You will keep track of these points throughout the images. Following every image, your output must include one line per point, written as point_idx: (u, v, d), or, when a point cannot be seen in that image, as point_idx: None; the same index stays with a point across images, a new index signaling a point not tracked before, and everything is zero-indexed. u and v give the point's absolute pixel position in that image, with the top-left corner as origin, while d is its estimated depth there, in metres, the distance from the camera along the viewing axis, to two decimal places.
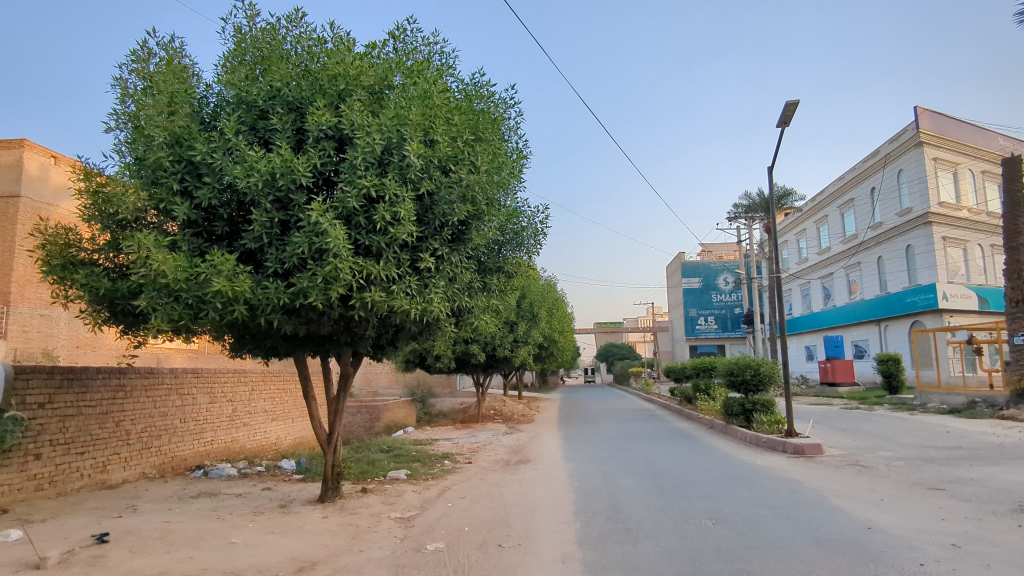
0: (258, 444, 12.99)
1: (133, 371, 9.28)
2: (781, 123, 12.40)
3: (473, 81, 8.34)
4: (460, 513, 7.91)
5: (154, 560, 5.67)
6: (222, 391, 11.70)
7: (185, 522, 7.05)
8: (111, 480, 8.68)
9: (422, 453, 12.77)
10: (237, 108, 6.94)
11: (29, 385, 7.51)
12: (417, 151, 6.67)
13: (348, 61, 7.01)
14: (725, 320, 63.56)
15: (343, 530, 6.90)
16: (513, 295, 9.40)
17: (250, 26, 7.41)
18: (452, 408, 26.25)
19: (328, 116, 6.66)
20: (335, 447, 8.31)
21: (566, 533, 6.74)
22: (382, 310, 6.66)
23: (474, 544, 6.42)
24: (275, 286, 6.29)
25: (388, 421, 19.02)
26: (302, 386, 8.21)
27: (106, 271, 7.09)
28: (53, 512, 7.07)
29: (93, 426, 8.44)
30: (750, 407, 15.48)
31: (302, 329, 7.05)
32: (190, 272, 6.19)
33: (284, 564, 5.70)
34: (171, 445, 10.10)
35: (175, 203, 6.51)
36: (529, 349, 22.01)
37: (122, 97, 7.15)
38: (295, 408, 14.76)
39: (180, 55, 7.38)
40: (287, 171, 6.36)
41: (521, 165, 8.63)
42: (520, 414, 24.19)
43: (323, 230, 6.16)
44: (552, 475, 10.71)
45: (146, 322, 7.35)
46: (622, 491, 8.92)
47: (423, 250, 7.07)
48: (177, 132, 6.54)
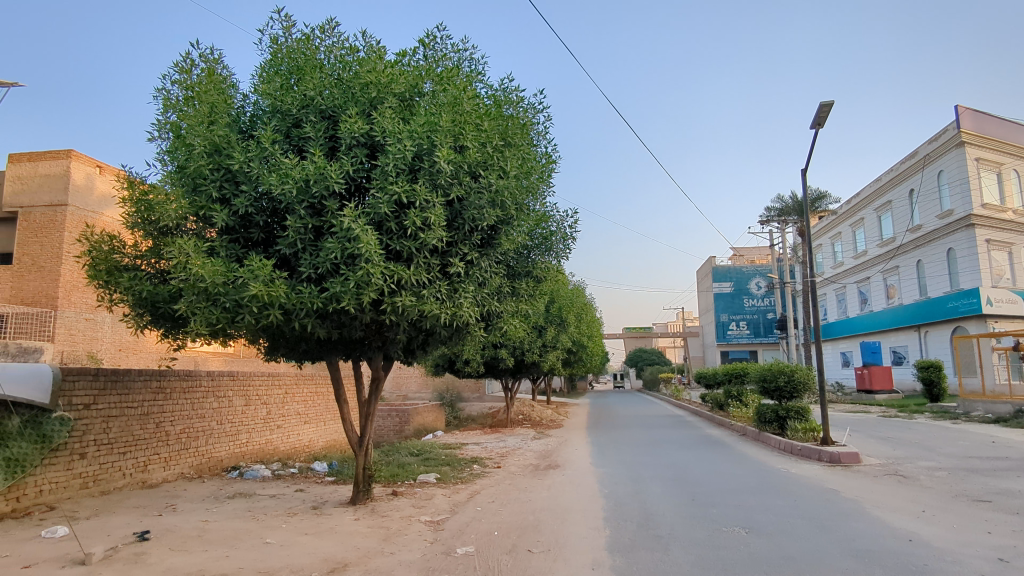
0: (292, 446, 13.22)
1: (173, 374, 9.55)
2: (815, 125, 12.18)
3: (503, 86, 8.37)
4: (489, 517, 7.92)
5: (192, 557, 5.81)
6: (257, 394, 11.95)
7: (221, 522, 7.21)
8: (151, 479, 8.93)
9: (451, 457, 12.83)
10: (273, 117, 7.12)
11: (76, 386, 7.79)
12: (447, 157, 6.73)
13: (380, 69, 7.11)
14: (757, 325, 62.42)
15: (374, 532, 6.97)
16: (542, 300, 9.39)
17: (286, 37, 7.60)
18: (480, 412, 26.31)
19: (360, 123, 6.77)
20: (366, 450, 8.40)
21: (596, 539, 6.69)
22: (412, 314, 6.73)
23: (504, 549, 6.42)
24: (308, 291, 6.40)
25: (417, 425, 19.17)
26: (335, 389, 8.33)
27: (148, 276, 7.32)
28: (96, 510, 7.31)
29: (135, 427, 8.70)
30: (784, 414, 15.20)
31: (335, 333, 7.17)
32: (228, 277, 6.36)
33: (317, 565, 5.78)
34: (208, 446, 10.35)
35: (213, 210, 6.70)
36: (557, 354, 21.96)
37: (164, 108, 7.40)
38: (327, 411, 14.99)
39: (219, 66, 7.60)
40: (321, 178, 6.49)
41: (549, 170, 8.64)
42: (549, 419, 24.13)
43: (355, 236, 6.25)
44: (581, 480, 10.66)
45: (186, 325, 7.56)
46: (653, 498, 8.81)
47: (453, 255, 7.13)
48: (217, 141, 6.74)
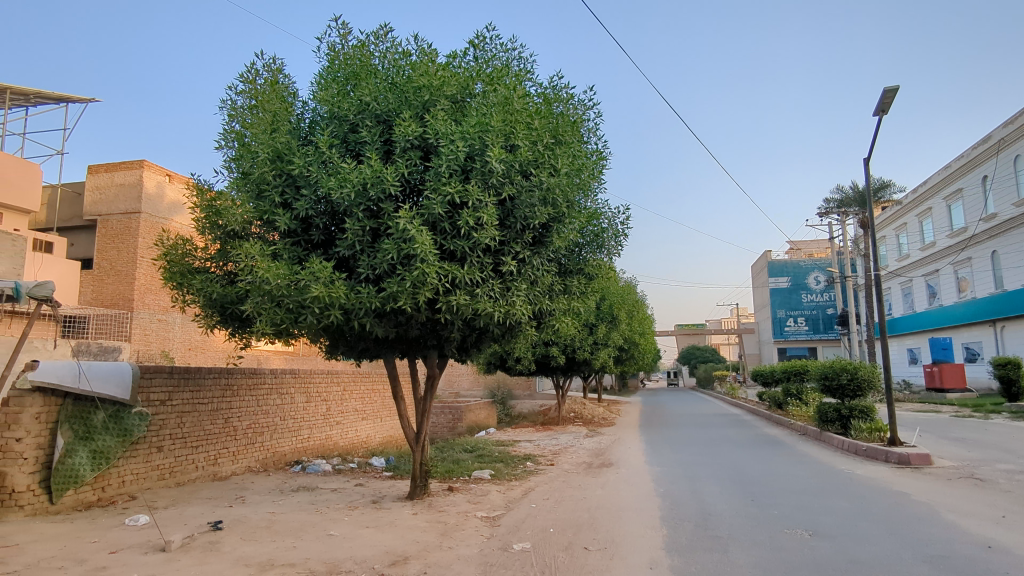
0: (351, 442, 13.63)
1: (240, 372, 10.00)
2: (879, 112, 11.67)
3: (553, 84, 8.34)
4: (545, 514, 7.96)
5: (262, 547, 6.08)
6: (318, 391, 12.37)
7: (287, 514, 7.50)
8: (222, 472, 9.38)
9: (504, 453, 12.94)
10: (331, 123, 7.35)
11: (153, 383, 8.24)
12: (499, 157, 6.78)
13: (432, 71, 7.23)
14: (816, 322, 60.20)
15: (432, 527, 7.11)
16: (594, 297, 9.34)
17: (342, 44, 7.83)
18: (532, 410, 26.38)
19: (414, 126, 6.92)
20: (423, 446, 8.57)
21: (654, 539, 6.62)
22: (467, 313, 6.83)
23: (560, 546, 6.43)
24: (367, 291, 6.59)
25: (470, 422, 19.42)
26: (392, 387, 8.51)
27: (217, 278, 7.69)
28: (173, 500, 7.74)
29: (205, 422, 9.15)
30: (847, 413, 14.64)
31: (392, 332, 7.34)
32: (291, 279, 6.61)
33: (379, 557, 5.95)
34: (272, 441, 10.78)
35: (277, 214, 6.98)
36: (609, 352, 21.80)
37: (229, 117, 7.75)
38: (384, 408, 15.36)
39: (281, 75, 7.90)
40: (377, 181, 6.66)
41: (600, 166, 8.58)
42: (601, 417, 23.99)
43: (411, 236, 6.38)
44: (636, 479, 10.57)
45: (252, 326, 7.90)
46: (710, 498, 8.65)
47: (505, 253, 7.20)
48: (279, 148, 7.01)
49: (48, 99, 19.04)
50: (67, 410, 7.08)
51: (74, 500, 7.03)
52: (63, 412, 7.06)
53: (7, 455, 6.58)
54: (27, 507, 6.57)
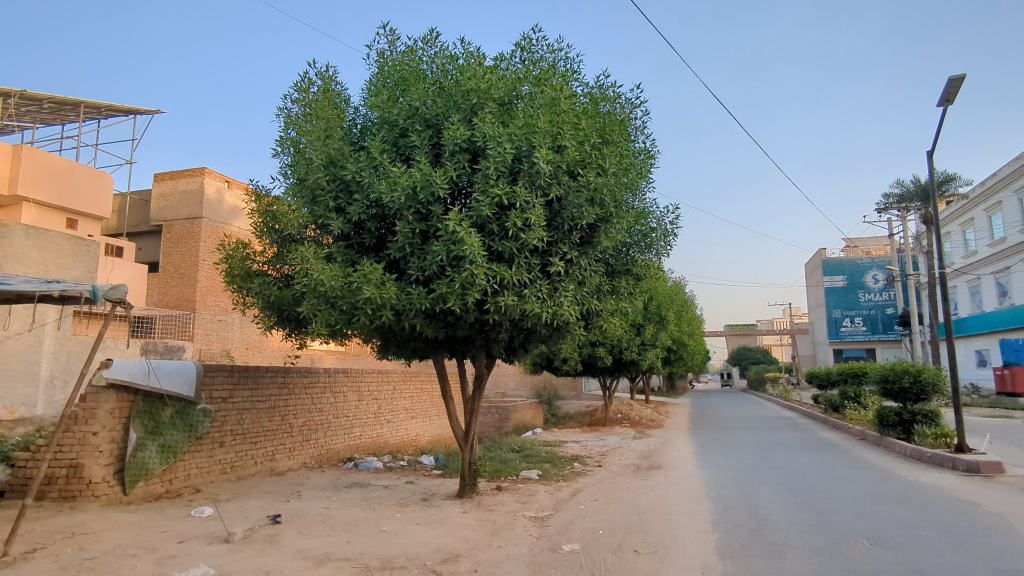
0: (400, 440, 13.90)
1: (295, 370, 10.33)
2: (944, 102, 11.13)
3: (600, 83, 8.28)
4: (593, 516, 7.92)
5: (318, 541, 6.27)
6: (369, 389, 12.65)
7: (341, 509, 7.71)
8: (279, 467, 9.73)
9: (552, 454, 12.95)
10: (382, 128, 7.53)
11: (215, 381, 8.59)
12: (547, 157, 6.80)
13: (480, 75, 7.30)
14: (874, 321, 57.83)
15: (482, 525, 7.19)
16: (642, 297, 9.23)
17: (391, 50, 8.00)
18: (579, 410, 26.28)
19: (462, 130, 7.00)
20: (471, 445, 8.68)
21: (706, 543, 6.51)
22: (515, 313, 6.87)
23: (610, 548, 6.40)
24: (417, 293, 6.73)
25: (517, 422, 19.50)
26: (442, 386, 8.63)
27: (274, 281, 7.97)
28: (234, 493, 8.07)
29: (264, 419, 9.50)
30: (910, 417, 14.01)
31: (442, 332, 7.45)
32: (344, 281, 6.79)
33: (430, 554, 6.05)
34: (326, 438, 11.09)
35: (331, 218, 7.20)
36: (657, 353, 21.51)
37: (285, 125, 8.02)
38: (433, 407, 15.60)
39: (333, 82, 8.12)
40: (427, 185, 6.76)
41: (648, 165, 8.48)
42: (649, 418, 23.71)
43: (460, 238, 6.46)
44: (686, 482, 10.39)
45: (307, 326, 8.15)
46: (764, 503, 8.44)
47: (553, 254, 7.21)
48: (332, 154, 7.22)
49: (119, 111, 20.11)
50: (138, 406, 7.49)
51: (145, 492, 7.43)
52: (135, 408, 7.47)
53: (84, 448, 7.00)
54: (102, 497, 7.01)
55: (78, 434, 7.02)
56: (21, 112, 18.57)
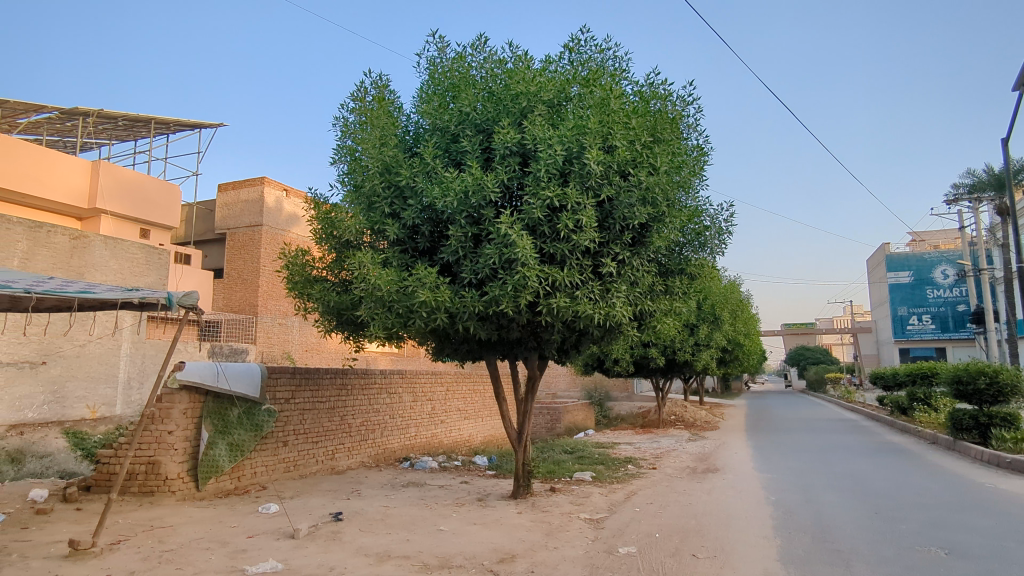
0: (454, 440, 14.10)
1: (353, 372, 10.61)
2: (1020, 86, 10.48)
3: (651, 81, 8.16)
4: (649, 519, 7.83)
5: (379, 539, 6.44)
6: (423, 390, 12.88)
7: (400, 508, 7.89)
8: (338, 466, 10.04)
9: (605, 456, 12.86)
10: (434, 134, 7.67)
11: (278, 382, 8.93)
12: (597, 158, 6.77)
13: (529, 78, 7.33)
14: (945, 319, 54.81)
15: (537, 526, 7.22)
16: (696, 297, 9.05)
17: (441, 58, 8.14)
18: (631, 412, 25.98)
19: (512, 133, 7.05)
20: (525, 446, 8.73)
21: (768, 549, 6.34)
22: (567, 315, 6.86)
23: (667, 552, 6.32)
24: (470, 296, 6.82)
25: (569, 424, 19.46)
26: (495, 388, 8.68)
27: (334, 286, 8.24)
28: (298, 491, 8.37)
29: (324, 419, 9.82)
30: (986, 421, 13.22)
31: (495, 334, 7.51)
32: (400, 285, 6.96)
33: (488, 554, 6.12)
34: (383, 438, 11.36)
35: (387, 224, 7.39)
36: (712, 353, 21.03)
37: (342, 134, 8.26)
38: (485, 408, 15.73)
39: (387, 91, 8.32)
40: (478, 189, 6.84)
41: (701, 163, 8.32)
42: (703, 420, 23.21)
43: (512, 241, 6.52)
44: (744, 486, 10.13)
45: (365, 329, 8.37)
46: (828, 509, 8.15)
47: (605, 255, 7.18)
48: (387, 161, 7.43)
49: (185, 125, 21.14)
50: (208, 406, 7.86)
51: (216, 488, 7.80)
52: (206, 408, 7.84)
53: (161, 446, 7.42)
54: (178, 493, 7.41)
55: (155, 433, 7.44)
56: (99, 130, 19.80)
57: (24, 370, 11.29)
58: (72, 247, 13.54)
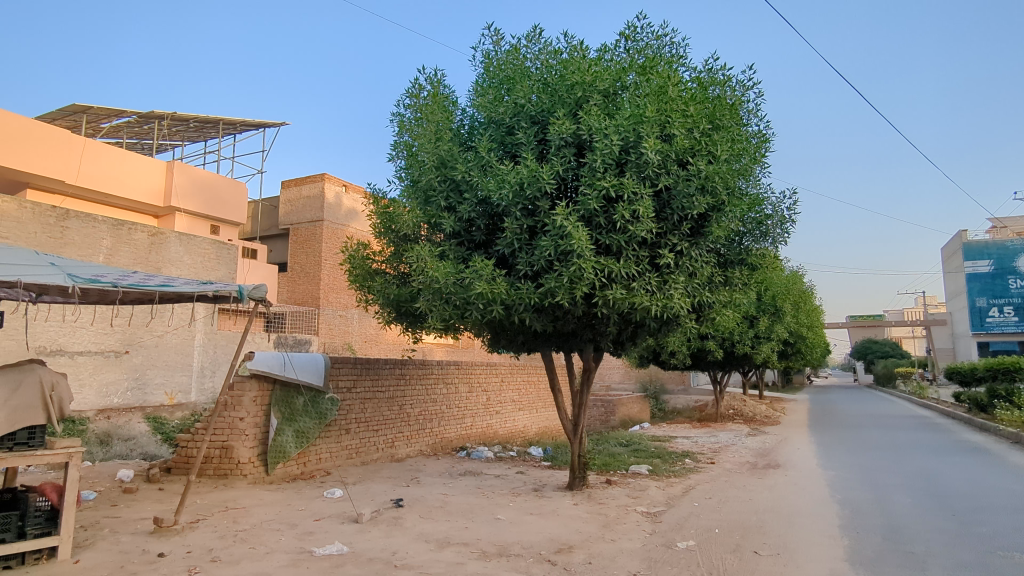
0: (509, 431, 14.22)
1: (411, 363, 10.84)
2: None
3: (709, 66, 7.95)
4: (708, 513, 7.69)
5: (439, 526, 6.59)
6: (478, 381, 13.04)
7: (458, 496, 8.05)
8: (398, 454, 10.31)
9: (661, 449, 12.70)
10: (489, 128, 7.72)
11: (341, 372, 9.22)
12: (654, 147, 6.66)
13: (584, 67, 7.26)
14: None
15: (594, 518, 7.22)
16: (757, 288, 8.79)
17: (496, 51, 8.16)
18: (688, 405, 25.51)
19: (568, 124, 7.01)
20: (580, 438, 8.73)
21: (833, 549, 6.15)
22: (624, 307, 6.78)
23: (728, 548, 6.21)
24: (527, 287, 6.84)
25: (623, 416, 19.30)
26: (550, 380, 8.69)
27: (393, 279, 8.46)
28: (360, 477, 8.66)
29: (384, 408, 10.11)
30: None
31: (550, 326, 7.52)
32: (457, 277, 7.06)
33: (545, 544, 6.17)
34: (440, 427, 11.58)
35: (443, 218, 7.52)
36: (773, 346, 20.41)
37: (399, 129, 8.43)
38: (540, 400, 15.79)
39: (442, 86, 8.43)
40: (534, 181, 6.85)
41: (763, 149, 8.05)
42: (763, 415, 22.58)
43: (567, 233, 6.50)
44: (808, 483, 9.80)
45: (423, 321, 8.55)
46: (900, 509, 7.80)
47: (662, 246, 7.07)
48: (443, 156, 7.56)
49: (251, 125, 21.99)
50: (276, 394, 8.22)
51: (284, 473, 8.16)
52: (274, 396, 8.20)
53: (234, 432, 7.82)
54: (249, 476, 7.79)
55: (228, 419, 7.85)
56: (173, 132, 20.85)
57: (110, 359, 12.11)
58: (150, 243, 14.38)
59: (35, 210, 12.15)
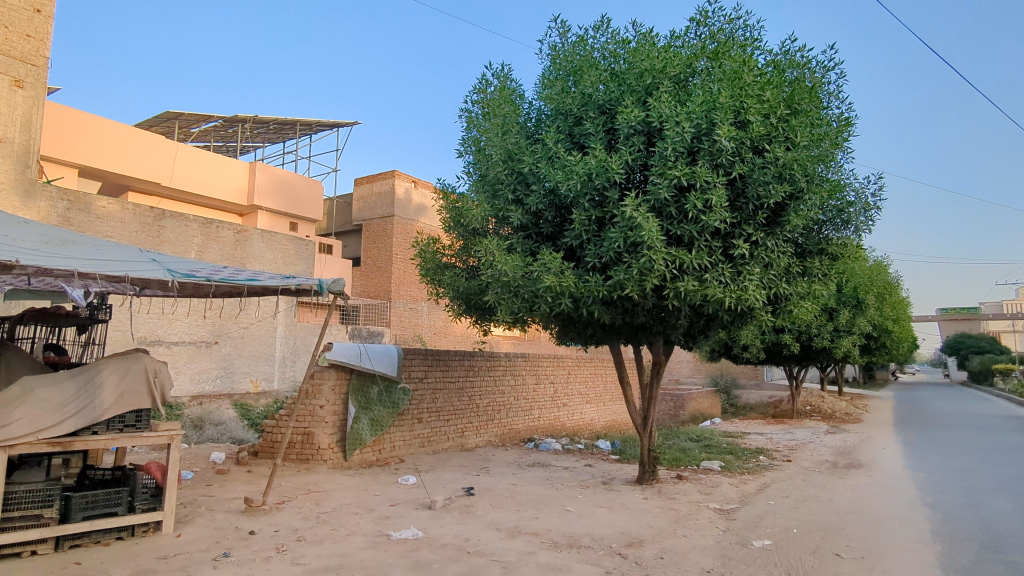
0: (577, 423, 14.21)
1: (480, 354, 11.03)
2: None
3: (787, 48, 7.63)
4: (786, 513, 7.44)
5: (509, 515, 6.70)
6: (545, 373, 13.09)
7: (527, 486, 8.15)
8: (468, 443, 10.53)
9: (734, 445, 12.35)
10: (556, 119, 7.71)
11: (413, 363, 9.51)
12: (728, 134, 6.46)
13: (653, 54, 7.12)
14: None
15: (665, 513, 7.14)
16: (838, 279, 8.38)
17: (563, 42, 8.14)
18: (762, 400, 24.65)
19: (637, 112, 6.88)
20: (650, 432, 8.63)
21: (924, 554, 5.81)
22: (696, 299, 6.63)
23: (808, 549, 5.99)
24: (595, 280, 6.79)
25: (693, 411, 18.91)
26: (618, 373, 8.60)
27: (463, 273, 8.64)
28: (432, 465, 8.93)
29: (454, 399, 10.35)
30: None
31: (619, 319, 7.45)
32: (526, 270, 7.12)
33: (616, 537, 6.16)
34: (509, 418, 11.74)
35: (511, 211, 7.58)
36: (854, 340, 19.41)
37: (468, 124, 8.58)
38: (608, 393, 15.70)
39: (509, 80, 8.49)
40: (603, 171, 6.79)
41: (846, 133, 7.64)
42: (843, 413, 21.54)
43: (637, 224, 6.41)
44: (894, 484, 9.29)
45: (492, 314, 8.68)
46: (1002, 516, 7.25)
47: (736, 237, 6.87)
48: (510, 149, 7.63)
49: (326, 125, 22.82)
50: (353, 383, 8.57)
51: (361, 459, 8.52)
52: (351, 385, 8.54)
53: (314, 418, 8.21)
54: (329, 461, 8.17)
55: (309, 407, 8.25)
56: (255, 134, 21.94)
57: (201, 349, 12.96)
58: (236, 240, 15.26)
59: (135, 210, 13.16)
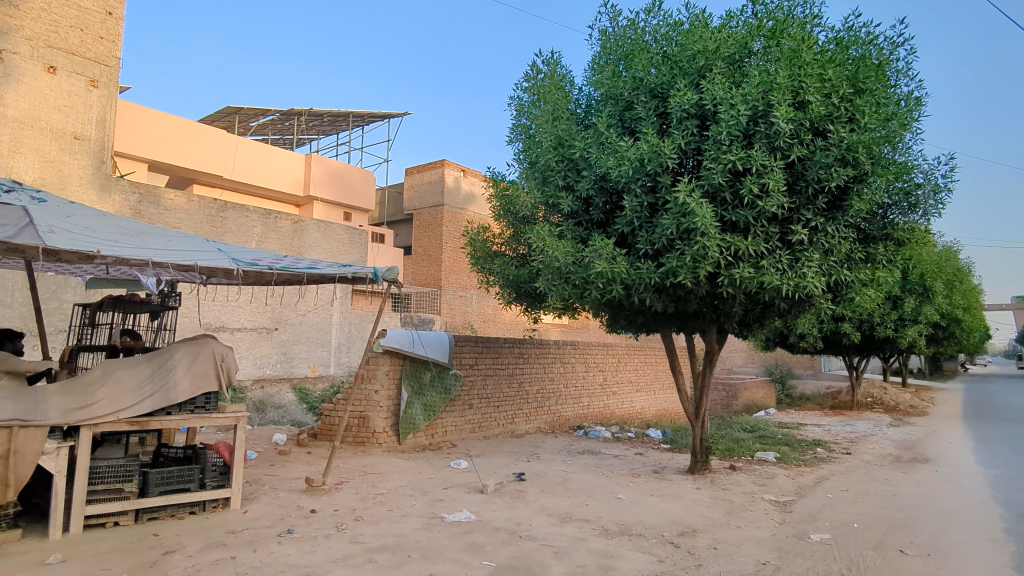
0: (626, 412, 14.12)
1: (530, 342, 11.08)
2: None
3: (850, 24, 7.29)
4: (845, 507, 7.22)
5: (560, 501, 6.75)
6: (595, 360, 13.04)
7: (578, 473, 8.18)
8: (518, 430, 10.63)
9: (790, 437, 12.02)
10: (607, 104, 7.61)
11: (463, 350, 9.64)
12: (786, 116, 6.23)
13: (707, 35, 6.93)
14: None
15: (718, 503, 7.04)
16: (904, 265, 8.00)
17: (613, 26, 8.02)
18: (819, 390, 23.87)
19: (691, 94, 6.71)
20: (703, 421, 8.51)
21: (997, 555, 5.54)
22: (751, 286, 6.47)
23: (869, 545, 5.81)
24: (647, 267, 6.70)
25: (747, 401, 18.50)
26: (670, 361, 8.49)
27: (513, 260, 8.69)
28: (483, 450, 9.06)
29: (504, 385, 10.45)
30: None
31: (672, 306, 7.33)
32: (577, 257, 7.10)
33: (668, 526, 6.12)
34: (558, 405, 11.77)
35: (561, 198, 7.54)
36: (921, 329, 18.52)
37: (518, 113, 8.58)
38: (658, 381, 15.53)
39: (559, 66, 8.43)
40: (655, 156, 6.68)
41: (915, 112, 7.25)
42: (908, 405, 20.64)
43: (690, 210, 6.29)
44: (964, 480, 8.88)
45: (542, 301, 8.70)
46: None
47: (795, 222, 6.65)
48: (560, 135, 7.60)
49: (377, 116, 23.20)
50: (406, 369, 8.76)
51: (414, 443, 8.72)
52: (404, 370, 8.75)
53: (369, 402, 8.45)
54: (384, 444, 8.40)
55: (364, 391, 8.49)
56: (309, 126, 22.51)
57: (262, 335, 13.50)
58: (293, 229, 15.78)
59: (200, 202, 13.76)
